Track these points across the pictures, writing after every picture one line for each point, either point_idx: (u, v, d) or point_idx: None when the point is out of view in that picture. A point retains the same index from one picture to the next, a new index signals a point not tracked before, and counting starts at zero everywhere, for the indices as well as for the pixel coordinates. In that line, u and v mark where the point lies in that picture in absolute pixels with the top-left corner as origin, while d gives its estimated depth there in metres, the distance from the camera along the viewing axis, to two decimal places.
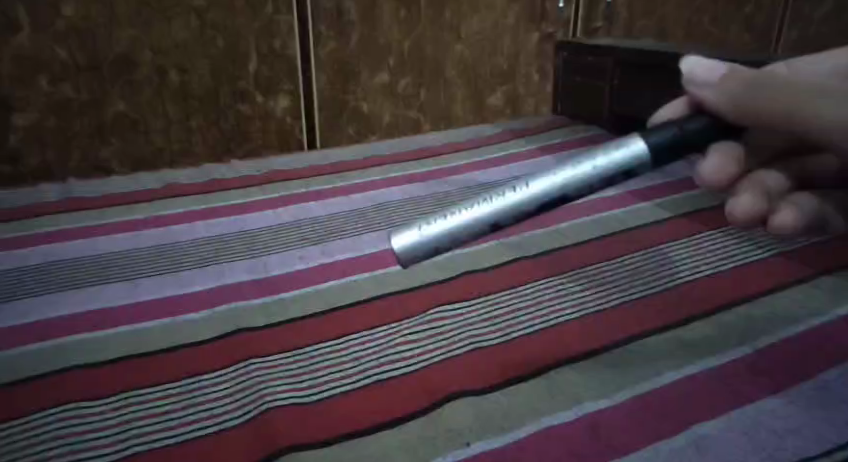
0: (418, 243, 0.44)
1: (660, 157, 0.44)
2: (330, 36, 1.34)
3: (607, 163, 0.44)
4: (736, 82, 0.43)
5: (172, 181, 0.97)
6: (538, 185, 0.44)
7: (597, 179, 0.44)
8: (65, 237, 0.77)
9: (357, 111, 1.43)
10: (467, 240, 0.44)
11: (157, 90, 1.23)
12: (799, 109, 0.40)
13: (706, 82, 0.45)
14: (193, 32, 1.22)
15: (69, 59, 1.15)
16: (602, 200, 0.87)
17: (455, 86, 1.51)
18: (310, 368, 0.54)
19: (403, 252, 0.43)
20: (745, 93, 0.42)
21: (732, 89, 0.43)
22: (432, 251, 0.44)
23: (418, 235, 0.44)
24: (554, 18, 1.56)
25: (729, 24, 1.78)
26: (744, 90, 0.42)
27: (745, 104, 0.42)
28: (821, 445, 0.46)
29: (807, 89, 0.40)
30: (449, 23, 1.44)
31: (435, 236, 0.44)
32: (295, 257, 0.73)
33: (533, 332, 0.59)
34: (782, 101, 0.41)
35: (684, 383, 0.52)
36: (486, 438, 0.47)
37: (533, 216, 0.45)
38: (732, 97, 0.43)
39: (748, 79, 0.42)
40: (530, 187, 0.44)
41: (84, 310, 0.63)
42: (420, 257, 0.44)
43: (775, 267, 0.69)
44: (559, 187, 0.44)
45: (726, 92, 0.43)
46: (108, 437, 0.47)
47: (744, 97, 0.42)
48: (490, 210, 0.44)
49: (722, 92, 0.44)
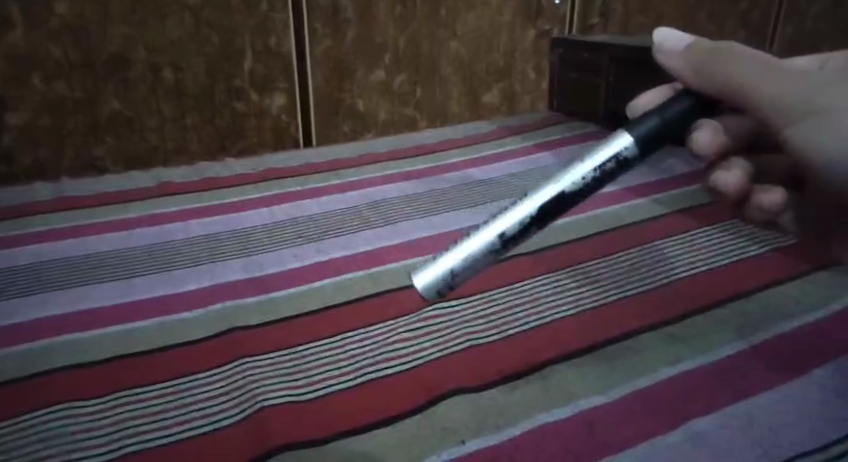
0: (438, 278, 0.43)
1: (646, 149, 0.42)
2: (325, 34, 1.37)
3: (599, 160, 0.43)
4: (701, 51, 0.43)
5: (166, 179, 0.96)
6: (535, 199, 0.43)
7: (591, 178, 0.43)
8: (58, 236, 0.77)
9: (353, 109, 1.45)
10: (480, 267, 0.43)
11: (150, 88, 1.26)
12: (751, 82, 0.42)
13: (673, 52, 0.45)
14: (187, 30, 1.25)
15: (63, 58, 1.18)
16: (598, 196, 0.87)
17: (451, 83, 1.54)
18: (305, 367, 0.54)
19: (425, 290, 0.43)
20: (706, 60, 0.43)
21: (694, 57, 0.43)
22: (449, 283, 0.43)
23: (435, 271, 0.43)
24: (550, 14, 1.59)
25: (725, 20, 1.77)
26: (705, 59, 0.43)
27: (708, 70, 0.43)
28: (817, 441, 0.46)
29: (759, 65, 0.42)
30: (444, 20, 1.48)
31: (450, 270, 0.43)
32: (290, 255, 0.73)
33: (528, 329, 0.59)
34: (740, 72, 0.42)
35: (679, 380, 0.52)
36: (481, 436, 0.47)
37: (537, 228, 0.44)
38: (695, 65, 0.43)
39: (707, 50, 0.43)
40: (531, 201, 0.43)
41: (76, 310, 0.62)
42: (443, 289, 0.43)
43: (771, 263, 0.69)
44: (556, 195, 0.43)
45: (689, 59, 0.44)
46: (102, 437, 0.46)
47: (707, 64, 0.43)
48: (495, 230, 0.43)
49: (685, 60, 0.44)
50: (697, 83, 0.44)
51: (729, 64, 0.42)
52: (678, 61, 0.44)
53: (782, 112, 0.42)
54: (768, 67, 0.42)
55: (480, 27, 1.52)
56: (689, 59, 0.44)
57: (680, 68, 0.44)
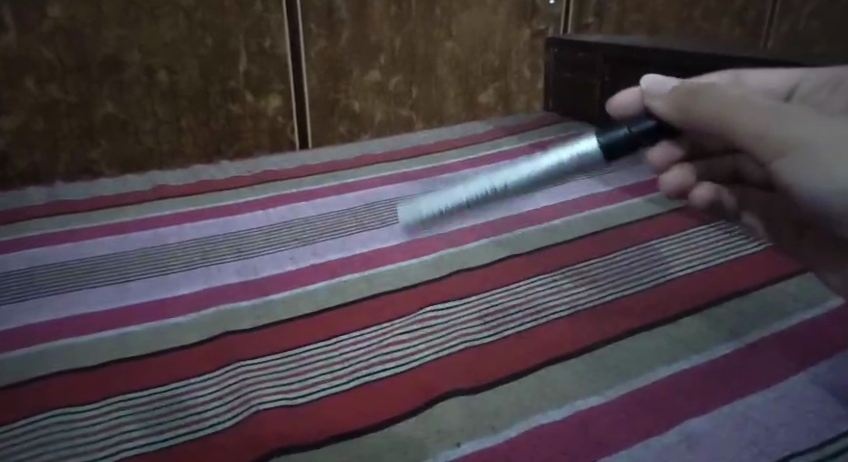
0: (425, 208, 0.52)
1: (608, 153, 0.50)
2: (320, 35, 1.24)
3: (569, 155, 0.51)
4: (680, 93, 0.47)
5: (160, 182, 0.96)
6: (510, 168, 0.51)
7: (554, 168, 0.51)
8: (53, 241, 0.77)
9: (348, 110, 1.32)
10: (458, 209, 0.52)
11: (145, 90, 1.12)
12: (722, 119, 0.44)
13: (659, 93, 0.50)
14: (181, 30, 1.11)
15: (56, 60, 1.04)
16: (593, 196, 0.87)
17: (447, 84, 1.41)
18: (300, 370, 0.54)
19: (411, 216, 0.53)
20: (683, 102, 0.46)
21: (674, 99, 0.47)
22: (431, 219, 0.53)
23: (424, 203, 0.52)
24: (546, 13, 1.47)
25: (721, 18, 1.69)
26: (682, 98, 0.47)
27: (684, 109, 0.46)
28: (812, 439, 0.46)
29: (733, 103, 0.44)
30: (440, 20, 1.35)
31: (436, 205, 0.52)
32: (285, 258, 0.73)
33: (523, 330, 0.59)
34: (711, 111, 0.44)
35: (674, 379, 0.52)
36: (476, 438, 0.47)
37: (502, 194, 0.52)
38: (675, 105, 0.47)
39: (688, 90, 0.46)
40: (512, 171, 0.51)
41: (71, 315, 0.62)
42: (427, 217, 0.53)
43: (767, 262, 0.69)
44: (525, 175, 0.51)
45: (671, 101, 0.48)
46: (97, 442, 0.46)
47: (683, 104, 0.46)
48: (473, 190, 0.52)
49: (668, 103, 0.48)
50: (682, 123, 0.47)
51: (702, 105, 0.45)
52: (662, 103, 0.49)
53: (751, 147, 0.43)
54: (741, 105, 0.43)
55: (473, 27, 1.39)
56: (670, 102, 0.48)
57: (663, 111, 0.49)
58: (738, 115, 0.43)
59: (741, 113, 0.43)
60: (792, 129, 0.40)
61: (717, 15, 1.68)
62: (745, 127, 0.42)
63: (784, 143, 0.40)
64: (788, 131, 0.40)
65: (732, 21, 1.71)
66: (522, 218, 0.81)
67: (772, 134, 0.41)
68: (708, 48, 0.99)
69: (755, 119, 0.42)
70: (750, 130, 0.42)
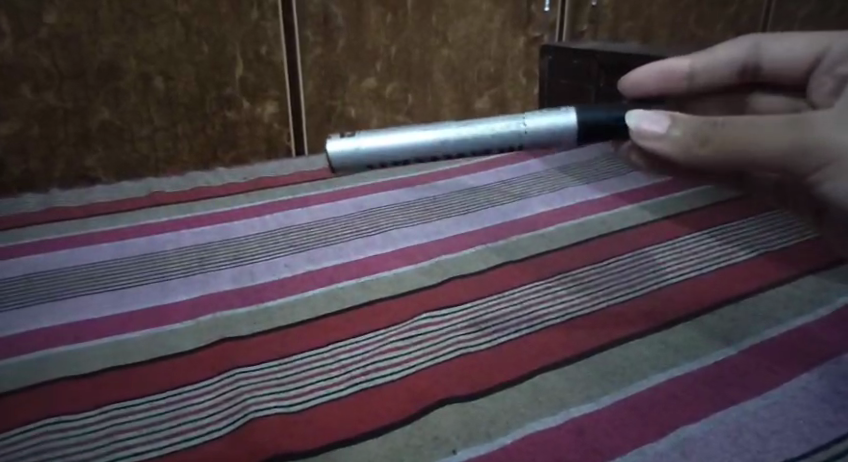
0: (350, 152, 0.51)
1: (583, 133, 0.52)
2: (316, 42, 1.24)
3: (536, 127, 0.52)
4: (686, 132, 0.43)
5: (156, 189, 0.96)
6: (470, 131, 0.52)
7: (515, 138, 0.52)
8: (49, 248, 0.77)
9: (344, 116, 1.33)
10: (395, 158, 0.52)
11: (141, 97, 1.12)
12: (742, 147, 0.40)
13: (652, 133, 0.45)
14: (178, 38, 1.11)
15: (52, 67, 1.04)
16: (587, 203, 0.88)
17: (443, 91, 1.42)
18: (297, 377, 0.54)
19: (335, 156, 0.51)
20: (692, 140, 0.42)
21: (682, 139, 0.43)
22: (357, 161, 0.52)
23: (353, 145, 0.51)
24: (542, 21, 1.48)
25: (714, 24, 1.70)
26: (688, 136, 0.43)
27: (693, 148, 0.42)
28: (803, 446, 0.46)
29: (750, 126, 0.40)
30: (436, 27, 1.35)
31: (368, 150, 0.51)
32: (281, 265, 0.73)
33: (519, 336, 0.59)
34: (732, 141, 0.41)
35: (669, 386, 0.53)
36: (472, 445, 0.47)
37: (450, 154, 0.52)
38: (684, 146, 0.43)
39: (688, 128, 0.43)
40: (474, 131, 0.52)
41: (66, 322, 0.62)
42: (349, 165, 0.52)
43: (759, 268, 0.69)
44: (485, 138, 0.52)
45: (677, 142, 0.43)
46: (93, 450, 0.46)
47: (696, 143, 0.42)
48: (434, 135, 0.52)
49: (674, 143, 0.43)
50: (686, 159, 0.43)
51: (719, 138, 0.41)
52: (665, 143, 0.44)
53: (790, 165, 0.40)
54: (753, 125, 0.40)
55: (469, 34, 1.40)
56: (676, 144, 0.43)
57: (670, 152, 0.44)
58: (758, 135, 0.40)
59: (765, 133, 0.40)
60: (830, 133, 0.38)
61: (711, 22, 1.69)
62: (775, 146, 0.39)
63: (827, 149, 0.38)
64: (825, 137, 0.38)
65: (726, 27, 1.72)
66: (518, 225, 0.82)
67: (811, 144, 0.39)
68: None
69: (784, 135, 0.39)
70: (782, 151, 0.39)
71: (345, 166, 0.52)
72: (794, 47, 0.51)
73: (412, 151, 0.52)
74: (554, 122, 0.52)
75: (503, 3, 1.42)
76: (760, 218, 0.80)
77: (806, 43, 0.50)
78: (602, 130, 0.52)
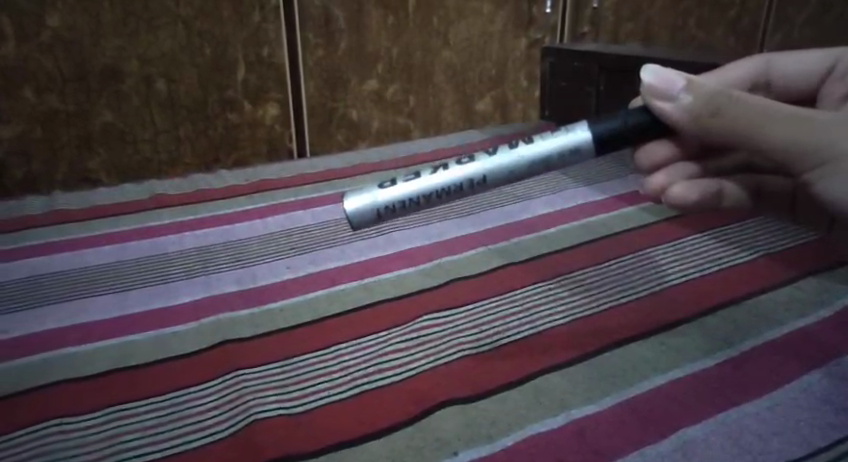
0: (368, 206, 0.48)
1: (599, 147, 0.49)
2: (318, 45, 1.24)
3: (554, 147, 0.49)
4: (701, 104, 0.45)
5: (158, 191, 0.96)
6: (484, 163, 0.49)
7: (533, 160, 0.49)
8: (51, 250, 0.77)
9: (346, 118, 1.33)
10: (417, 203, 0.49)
11: (143, 99, 1.12)
12: (754, 130, 0.45)
13: (667, 96, 0.46)
14: (180, 40, 1.12)
15: (54, 70, 1.04)
16: (588, 204, 0.88)
17: (444, 93, 1.42)
18: (300, 378, 0.54)
19: (355, 214, 0.49)
20: (705, 112, 0.45)
21: (696, 109, 0.45)
22: (377, 214, 0.49)
23: (369, 199, 0.48)
24: (543, 23, 1.49)
25: (715, 27, 1.70)
26: (703, 108, 0.45)
27: (706, 121, 0.46)
28: (804, 448, 0.46)
29: (762, 113, 0.44)
30: (437, 29, 1.36)
31: (387, 201, 0.49)
32: (283, 267, 0.73)
33: (521, 338, 0.59)
34: (743, 124, 0.45)
35: (669, 388, 0.53)
36: (474, 446, 0.47)
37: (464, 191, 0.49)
38: (696, 116, 0.46)
39: (707, 99, 0.45)
40: (488, 162, 0.49)
41: (69, 324, 0.62)
42: (367, 220, 0.49)
43: (759, 270, 0.69)
44: (500, 167, 0.49)
45: (689, 110, 0.46)
46: (95, 452, 0.46)
47: (708, 117, 0.45)
48: (447, 175, 0.49)
49: (685, 110, 0.46)
50: (695, 128, 0.46)
51: (730, 117, 0.45)
52: (675, 108, 0.46)
53: (789, 159, 0.45)
54: (770, 113, 0.44)
55: (470, 36, 1.40)
56: (689, 110, 0.46)
57: (680, 119, 0.46)
58: (772, 126, 0.44)
59: (779, 126, 0.44)
60: (831, 137, 0.44)
61: (711, 24, 1.69)
62: (785, 140, 0.45)
63: (827, 150, 0.44)
64: (830, 140, 0.44)
65: (727, 29, 1.72)
66: (519, 227, 0.82)
67: (816, 145, 0.44)
68: (702, 57, 1.00)
69: (794, 130, 0.44)
70: (789, 145, 0.45)
71: (366, 223, 0.49)
72: (803, 62, 0.58)
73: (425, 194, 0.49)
74: (576, 141, 0.49)
75: (504, 6, 1.42)
76: (760, 219, 0.80)
77: (814, 59, 0.58)
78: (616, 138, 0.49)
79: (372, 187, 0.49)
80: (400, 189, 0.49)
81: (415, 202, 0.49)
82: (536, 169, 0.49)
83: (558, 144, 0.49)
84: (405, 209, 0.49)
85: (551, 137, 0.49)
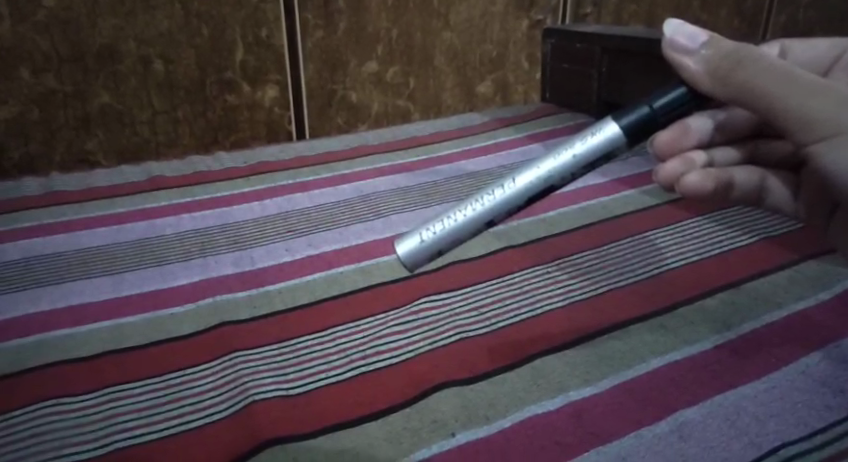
0: (419, 248, 0.47)
1: (634, 137, 0.47)
2: (317, 25, 1.21)
3: (586, 150, 0.47)
4: (719, 58, 0.46)
5: (155, 173, 0.96)
6: (521, 182, 0.47)
7: (569, 169, 0.47)
8: (48, 231, 0.77)
9: (345, 101, 1.29)
10: (466, 237, 0.48)
11: (141, 80, 1.11)
12: (767, 92, 0.45)
13: (686, 50, 0.47)
14: (178, 21, 1.09)
15: (51, 50, 1.03)
16: (589, 187, 0.87)
17: (445, 76, 1.38)
18: (296, 360, 0.54)
19: (408, 258, 0.47)
20: (724, 65, 0.46)
21: (715, 63, 0.46)
22: (432, 254, 0.47)
23: (415, 240, 0.47)
24: (545, 3, 1.43)
25: (718, 8, 1.67)
26: (722, 61, 0.46)
27: (721, 75, 0.46)
28: (801, 430, 0.46)
29: (779, 76, 0.45)
30: (437, 10, 1.31)
31: (435, 241, 0.47)
32: (281, 249, 0.73)
33: (519, 320, 0.59)
34: (760, 85, 0.45)
35: (667, 370, 0.52)
36: (470, 429, 0.47)
37: (516, 212, 0.48)
38: (714, 69, 0.46)
39: (727, 54, 0.46)
40: (520, 182, 0.48)
41: (64, 305, 0.62)
42: (423, 260, 0.47)
43: (759, 253, 0.69)
44: (539, 183, 0.47)
45: (708, 62, 0.46)
46: (91, 433, 0.46)
47: (726, 70, 0.46)
48: (483, 206, 0.47)
49: (704, 62, 0.46)
50: (712, 84, 0.46)
51: (745, 75, 0.45)
52: (693, 60, 0.47)
53: (798, 128, 0.45)
54: (785, 78, 0.45)
55: (471, 18, 1.35)
56: (708, 62, 0.46)
57: (698, 73, 0.47)
58: (784, 90, 0.44)
59: (792, 92, 0.44)
60: (841, 112, 0.43)
61: (715, 6, 1.66)
62: (794, 109, 0.44)
63: (834, 124, 0.44)
64: (838, 114, 0.43)
65: (730, 11, 1.70)
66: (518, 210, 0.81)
67: (823, 117, 0.44)
68: None
69: (804, 99, 0.44)
70: (797, 113, 0.44)
71: (423, 265, 0.48)
72: (816, 49, 0.59)
73: (478, 222, 0.47)
74: (604, 134, 0.47)
75: None
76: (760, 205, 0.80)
77: (826, 46, 0.59)
78: (648, 127, 0.47)
79: (422, 227, 0.48)
80: (436, 219, 0.48)
81: (464, 238, 0.47)
82: (569, 170, 0.47)
83: (583, 141, 0.47)
84: (457, 245, 0.48)
85: (579, 139, 0.47)
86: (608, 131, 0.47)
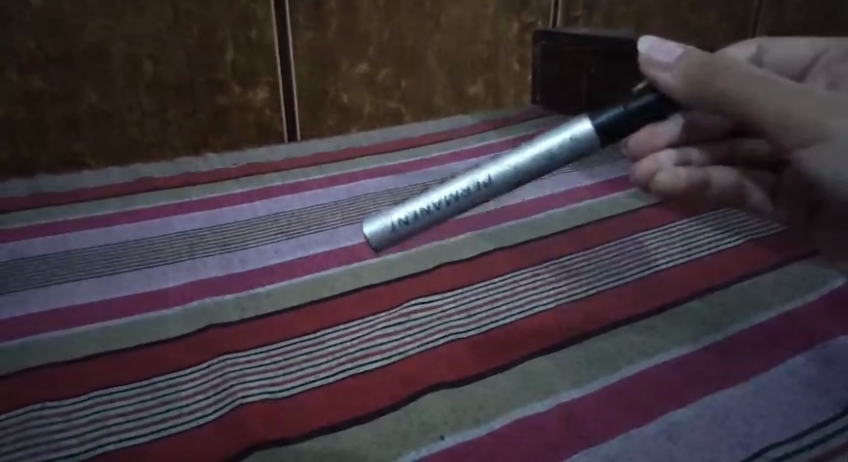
0: (383, 226, 0.53)
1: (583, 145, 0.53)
2: (307, 26, 1.20)
3: (551, 146, 0.53)
4: (694, 68, 0.49)
5: (144, 175, 0.95)
6: (490, 174, 0.53)
7: (534, 163, 0.53)
8: (35, 233, 0.76)
9: (337, 103, 1.29)
10: (430, 222, 0.54)
11: (130, 81, 1.10)
12: (743, 96, 0.46)
13: (663, 64, 0.52)
14: (167, 21, 1.09)
15: (38, 50, 1.02)
16: (578, 190, 0.87)
17: (437, 78, 1.37)
18: (286, 363, 0.54)
19: (371, 235, 0.53)
20: (699, 75, 0.49)
21: (690, 73, 0.49)
22: (392, 234, 0.53)
23: (380, 218, 0.53)
24: (536, 5, 1.42)
25: (709, 11, 1.68)
26: (697, 71, 0.49)
27: (698, 85, 0.49)
28: (788, 431, 0.46)
29: (756, 82, 0.46)
30: (429, 11, 1.30)
31: (399, 221, 0.53)
32: (270, 251, 0.73)
33: (508, 323, 0.59)
34: (737, 90, 0.46)
35: (656, 371, 0.53)
36: (460, 432, 0.47)
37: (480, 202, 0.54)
38: (689, 79, 0.49)
39: (702, 65, 0.49)
40: (490, 175, 0.54)
41: (50, 308, 0.62)
42: (386, 239, 0.53)
43: (746, 255, 0.69)
44: (507, 175, 0.53)
45: (684, 73, 0.50)
46: (77, 437, 0.46)
47: (700, 79, 0.49)
48: (454, 194, 0.53)
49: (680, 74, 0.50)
50: (688, 93, 0.49)
51: (720, 82, 0.47)
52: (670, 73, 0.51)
53: (778, 133, 0.45)
54: (762, 82, 0.45)
55: (462, 19, 1.34)
56: (683, 73, 0.50)
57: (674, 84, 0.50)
58: (760, 94, 0.45)
59: (768, 96, 0.45)
60: (819, 116, 0.43)
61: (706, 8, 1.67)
62: (771, 112, 0.45)
63: (812, 128, 0.43)
64: (816, 117, 0.43)
65: (721, 13, 1.71)
66: (508, 212, 0.81)
67: (801, 121, 0.43)
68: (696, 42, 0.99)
69: (781, 102, 0.44)
70: (775, 116, 0.44)
71: (385, 244, 0.53)
72: (796, 48, 0.59)
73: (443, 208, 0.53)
74: (570, 134, 0.53)
75: None
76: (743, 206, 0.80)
77: (806, 45, 0.59)
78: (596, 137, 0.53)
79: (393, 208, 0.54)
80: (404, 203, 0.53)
81: (430, 219, 0.53)
82: (535, 163, 0.53)
83: (552, 139, 0.53)
84: (423, 227, 0.54)
85: (546, 137, 0.53)
86: (574, 131, 0.53)
